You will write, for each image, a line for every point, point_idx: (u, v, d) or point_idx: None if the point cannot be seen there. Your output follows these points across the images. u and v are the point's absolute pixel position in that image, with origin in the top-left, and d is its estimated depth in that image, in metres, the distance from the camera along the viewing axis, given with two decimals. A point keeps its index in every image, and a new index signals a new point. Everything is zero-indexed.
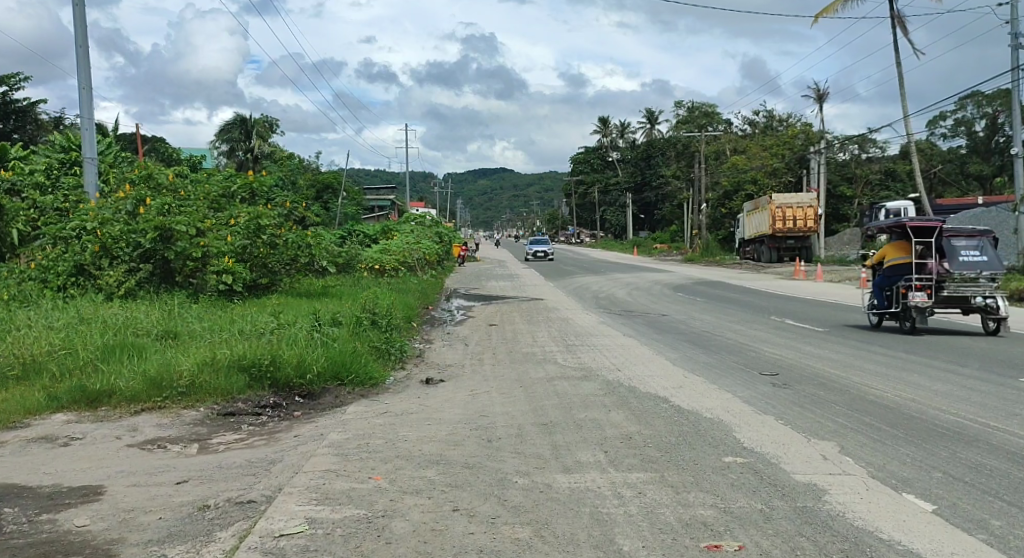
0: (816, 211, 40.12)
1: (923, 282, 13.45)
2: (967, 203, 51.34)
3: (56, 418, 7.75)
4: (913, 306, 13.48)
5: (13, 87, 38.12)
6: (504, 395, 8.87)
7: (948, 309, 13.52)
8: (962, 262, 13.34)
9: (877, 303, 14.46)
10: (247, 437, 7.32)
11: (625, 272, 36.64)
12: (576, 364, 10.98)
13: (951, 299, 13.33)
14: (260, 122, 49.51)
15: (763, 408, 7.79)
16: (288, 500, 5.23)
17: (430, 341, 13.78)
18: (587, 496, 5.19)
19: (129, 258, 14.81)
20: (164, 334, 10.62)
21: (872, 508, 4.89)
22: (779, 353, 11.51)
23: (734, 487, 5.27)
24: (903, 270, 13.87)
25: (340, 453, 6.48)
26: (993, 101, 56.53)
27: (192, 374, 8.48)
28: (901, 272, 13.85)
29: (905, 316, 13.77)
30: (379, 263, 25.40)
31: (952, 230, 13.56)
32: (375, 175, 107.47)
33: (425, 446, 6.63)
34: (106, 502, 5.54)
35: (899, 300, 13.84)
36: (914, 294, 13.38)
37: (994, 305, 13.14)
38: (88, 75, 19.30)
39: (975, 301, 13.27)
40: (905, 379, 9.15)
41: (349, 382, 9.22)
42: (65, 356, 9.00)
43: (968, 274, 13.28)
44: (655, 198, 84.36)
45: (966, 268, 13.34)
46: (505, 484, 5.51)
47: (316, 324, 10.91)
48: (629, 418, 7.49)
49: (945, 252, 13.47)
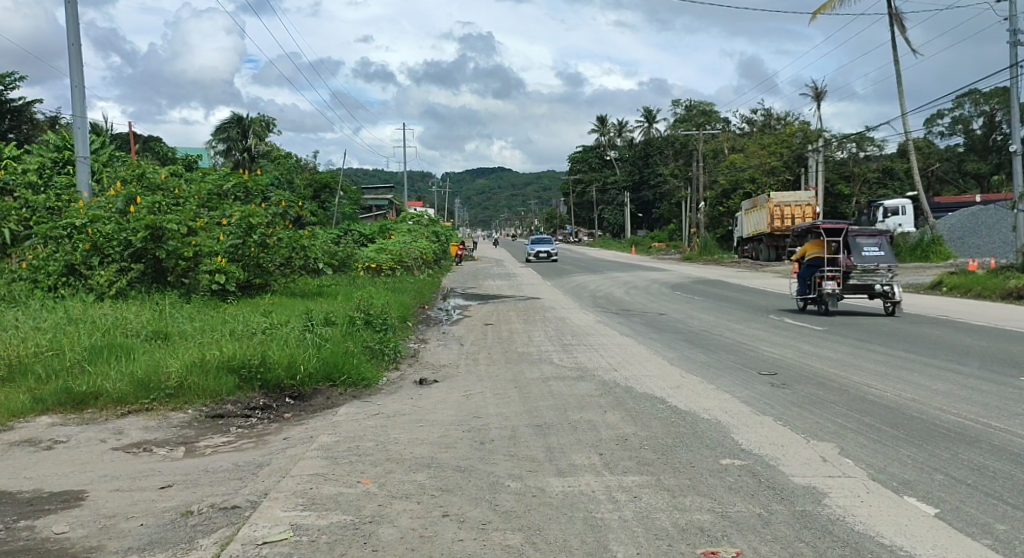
0: (814, 210, 39.90)
1: (834, 272, 16.48)
2: (965, 201, 51.22)
3: (41, 421, 7.61)
4: (826, 293, 16.50)
5: (8, 86, 37.97)
6: (498, 395, 8.73)
7: (856, 294, 16.56)
8: (863, 257, 16.41)
9: (801, 291, 17.46)
10: (235, 440, 7.18)
11: (623, 271, 36.54)
12: (572, 364, 10.84)
13: (857, 286, 16.37)
14: (257, 122, 49.33)
15: (761, 409, 7.65)
16: (273, 506, 5.09)
17: (425, 341, 13.63)
18: (581, 500, 5.05)
19: (120, 257, 14.64)
20: (154, 334, 10.48)
21: (873, 511, 4.74)
22: (777, 353, 11.37)
23: (731, 490, 5.13)
24: (820, 263, 16.86)
25: (329, 456, 6.34)
26: (990, 100, 56.57)
27: (180, 376, 8.34)
28: (818, 265, 16.86)
29: (821, 301, 16.78)
30: (375, 262, 25.24)
31: (858, 230, 16.55)
32: (373, 174, 107.40)
33: (416, 449, 6.49)
34: (87, 508, 5.40)
35: (816, 288, 16.86)
36: (827, 283, 16.41)
37: (891, 290, 16.17)
38: (80, 73, 19.15)
39: (876, 287, 16.31)
40: (904, 378, 9.03)
41: (340, 383, 9.09)
42: (51, 357, 8.86)
43: (869, 266, 16.34)
44: (653, 197, 84.24)
45: (867, 261, 16.37)
46: (497, 488, 5.37)
47: (308, 324, 10.76)
48: (625, 419, 7.35)
49: (851, 248, 16.50)
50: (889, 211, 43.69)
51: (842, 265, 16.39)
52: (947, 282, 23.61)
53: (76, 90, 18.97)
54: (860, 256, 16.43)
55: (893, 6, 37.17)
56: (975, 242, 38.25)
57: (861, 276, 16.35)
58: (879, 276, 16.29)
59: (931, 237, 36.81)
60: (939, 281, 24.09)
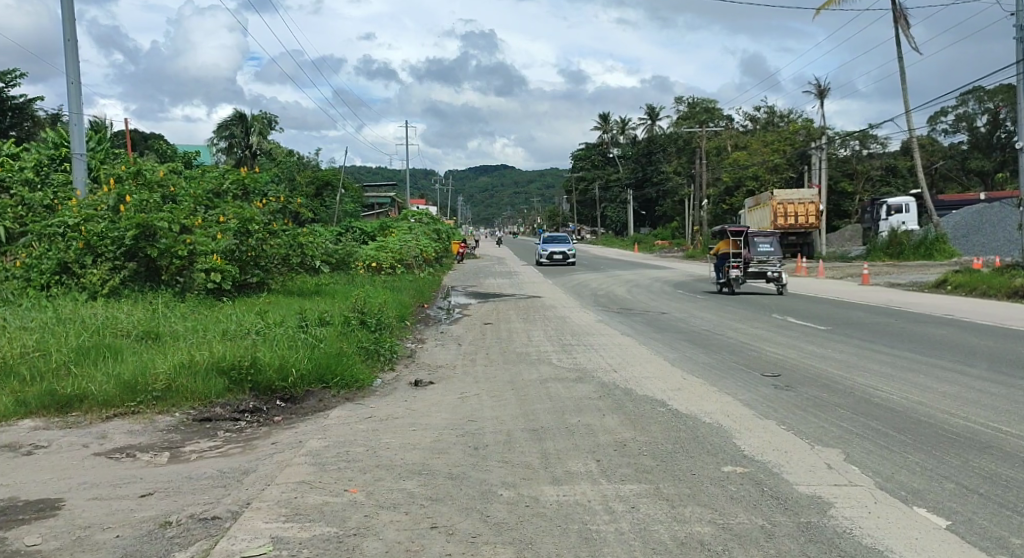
0: (817, 207, 39.77)
1: (738, 262, 22.10)
2: (969, 199, 50.93)
3: (23, 425, 7.40)
4: (733, 277, 22.01)
5: (10, 83, 37.82)
6: (495, 398, 8.51)
7: (755, 278, 22.21)
8: (760, 251, 22.22)
9: (719, 277, 23.03)
10: (221, 444, 6.96)
11: (626, 269, 36.31)
12: (571, 365, 10.61)
13: (755, 272, 22.03)
14: (259, 120, 48.87)
15: (764, 412, 7.42)
16: (254, 516, 4.88)
17: (422, 340, 13.42)
18: (576, 511, 4.83)
19: (113, 255, 14.43)
20: (145, 334, 10.26)
21: (881, 523, 4.51)
22: (780, 353, 11.14)
23: (734, 500, 4.91)
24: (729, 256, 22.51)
25: (316, 462, 6.13)
26: (994, 97, 56.32)
27: (168, 377, 8.13)
28: (727, 257, 22.48)
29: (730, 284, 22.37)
30: (376, 261, 25.00)
31: (755, 232, 22.42)
32: (376, 172, 107.26)
33: (407, 455, 6.27)
34: (62, 518, 5.20)
35: (726, 274, 22.42)
36: (733, 269, 21.93)
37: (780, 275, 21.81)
38: (76, 69, 18.93)
39: (770, 273, 21.93)
40: (911, 380, 8.80)
41: (333, 385, 8.87)
42: (37, 358, 8.65)
43: (764, 258, 22.10)
44: (656, 195, 83.94)
45: (762, 254, 22.13)
46: (488, 497, 5.16)
47: (302, 324, 10.51)
48: (624, 423, 7.13)
49: (750, 245, 22.29)
50: (893, 208, 43.42)
51: (744, 257, 22.10)
52: (953, 280, 23.37)
53: (72, 86, 18.75)
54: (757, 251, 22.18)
55: (897, 4, 36.99)
56: (980, 239, 38.00)
57: (757, 265, 22.04)
58: (771, 265, 22.04)
59: (936, 235, 36.55)
60: (943, 280, 23.83)
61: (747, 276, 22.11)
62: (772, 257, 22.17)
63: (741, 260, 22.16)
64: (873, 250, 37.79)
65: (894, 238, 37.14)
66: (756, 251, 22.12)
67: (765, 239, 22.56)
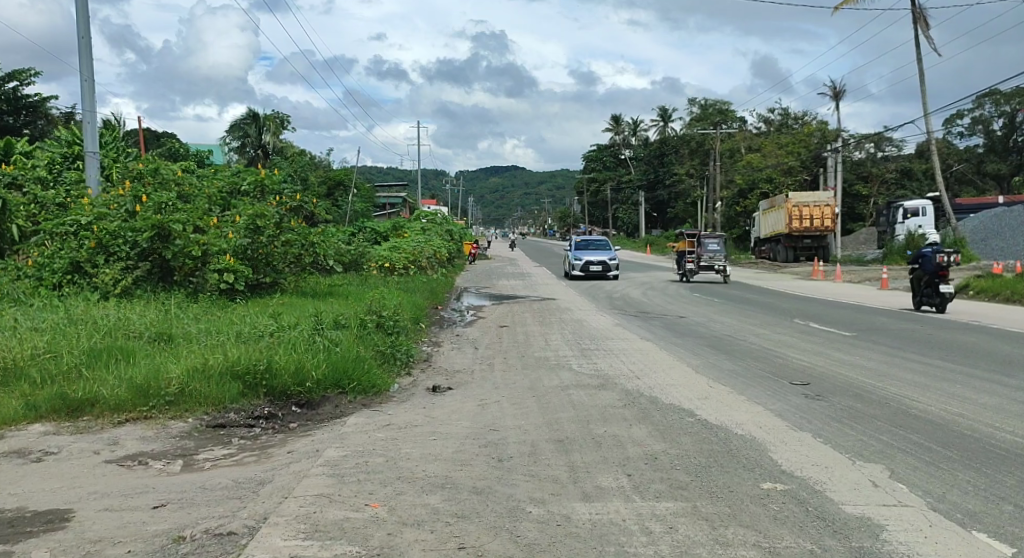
0: (833, 211, 39.19)
1: (691, 258, 27.79)
2: (987, 203, 50.34)
3: (33, 430, 7.19)
4: (688, 270, 27.73)
5: (24, 82, 37.87)
6: (516, 406, 8.24)
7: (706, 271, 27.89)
8: (709, 250, 27.96)
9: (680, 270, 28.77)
10: (237, 453, 6.73)
11: (640, 271, 35.99)
12: (592, 371, 10.34)
13: (706, 266, 27.63)
14: (273, 120, 48.75)
15: (798, 424, 7.14)
16: (272, 533, 4.64)
17: (438, 344, 13.17)
18: (611, 532, 4.58)
19: (125, 255, 14.25)
20: (157, 336, 10.07)
21: (939, 550, 4.23)
22: (807, 361, 10.83)
23: (778, 521, 4.65)
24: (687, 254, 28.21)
25: (335, 474, 5.88)
26: (1011, 100, 55.81)
27: (181, 382, 7.92)
28: (685, 255, 28.21)
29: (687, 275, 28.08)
30: (389, 261, 24.76)
31: (706, 235, 28.11)
32: (387, 172, 107.28)
33: (428, 467, 6.02)
34: (71, 531, 4.98)
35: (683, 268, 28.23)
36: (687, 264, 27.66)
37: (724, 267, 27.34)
38: (90, 66, 18.80)
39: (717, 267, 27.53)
40: (947, 390, 8.51)
41: (349, 390, 8.63)
42: (48, 360, 8.45)
43: (712, 255, 27.72)
44: (668, 197, 83.53)
45: (712, 252, 27.76)
46: (516, 515, 4.91)
47: (318, 327, 10.29)
48: (653, 435, 6.86)
49: (702, 245, 27.99)
50: (910, 212, 42.76)
51: (697, 254, 27.80)
52: (975, 285, 23.01)
53: (86, 84, 18.64)
54: (707, 250, 27.92)
55: (916, 5, 36.53)
56: (999, 243, 37.50)
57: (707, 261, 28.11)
58: (718, 261, 27.74)
59: (954, 238, 35.95)
60: (965, 284, 23.48)
61: (699, 269, 27.82)
62: (719, 255, 27.89)
63: (695, 258, 27.84)
64: (891, 253, 37.36)
65: (912, 241, 36.73)
66: (706, 250, 27.77)
67: (715, 241, 28.25)
